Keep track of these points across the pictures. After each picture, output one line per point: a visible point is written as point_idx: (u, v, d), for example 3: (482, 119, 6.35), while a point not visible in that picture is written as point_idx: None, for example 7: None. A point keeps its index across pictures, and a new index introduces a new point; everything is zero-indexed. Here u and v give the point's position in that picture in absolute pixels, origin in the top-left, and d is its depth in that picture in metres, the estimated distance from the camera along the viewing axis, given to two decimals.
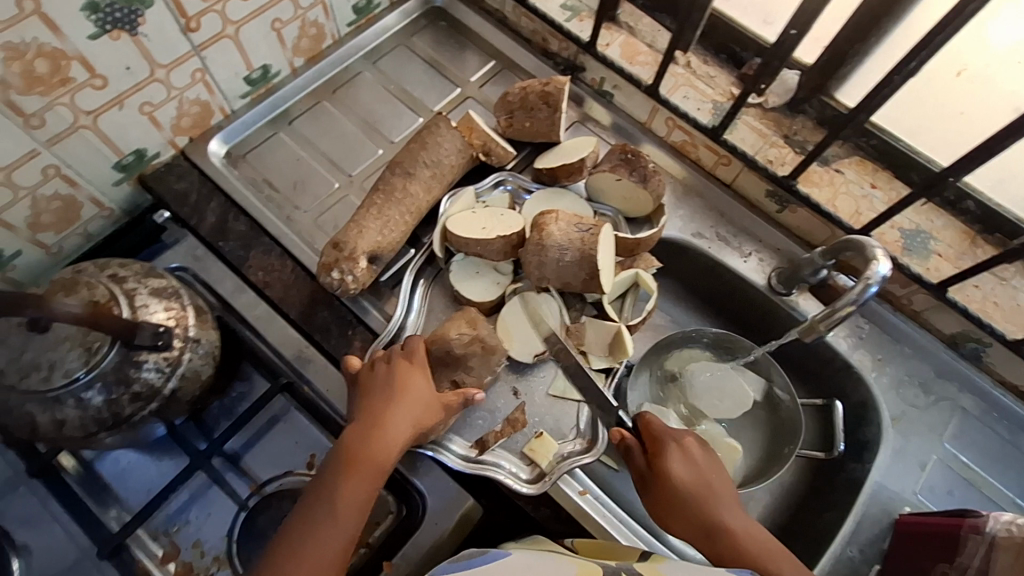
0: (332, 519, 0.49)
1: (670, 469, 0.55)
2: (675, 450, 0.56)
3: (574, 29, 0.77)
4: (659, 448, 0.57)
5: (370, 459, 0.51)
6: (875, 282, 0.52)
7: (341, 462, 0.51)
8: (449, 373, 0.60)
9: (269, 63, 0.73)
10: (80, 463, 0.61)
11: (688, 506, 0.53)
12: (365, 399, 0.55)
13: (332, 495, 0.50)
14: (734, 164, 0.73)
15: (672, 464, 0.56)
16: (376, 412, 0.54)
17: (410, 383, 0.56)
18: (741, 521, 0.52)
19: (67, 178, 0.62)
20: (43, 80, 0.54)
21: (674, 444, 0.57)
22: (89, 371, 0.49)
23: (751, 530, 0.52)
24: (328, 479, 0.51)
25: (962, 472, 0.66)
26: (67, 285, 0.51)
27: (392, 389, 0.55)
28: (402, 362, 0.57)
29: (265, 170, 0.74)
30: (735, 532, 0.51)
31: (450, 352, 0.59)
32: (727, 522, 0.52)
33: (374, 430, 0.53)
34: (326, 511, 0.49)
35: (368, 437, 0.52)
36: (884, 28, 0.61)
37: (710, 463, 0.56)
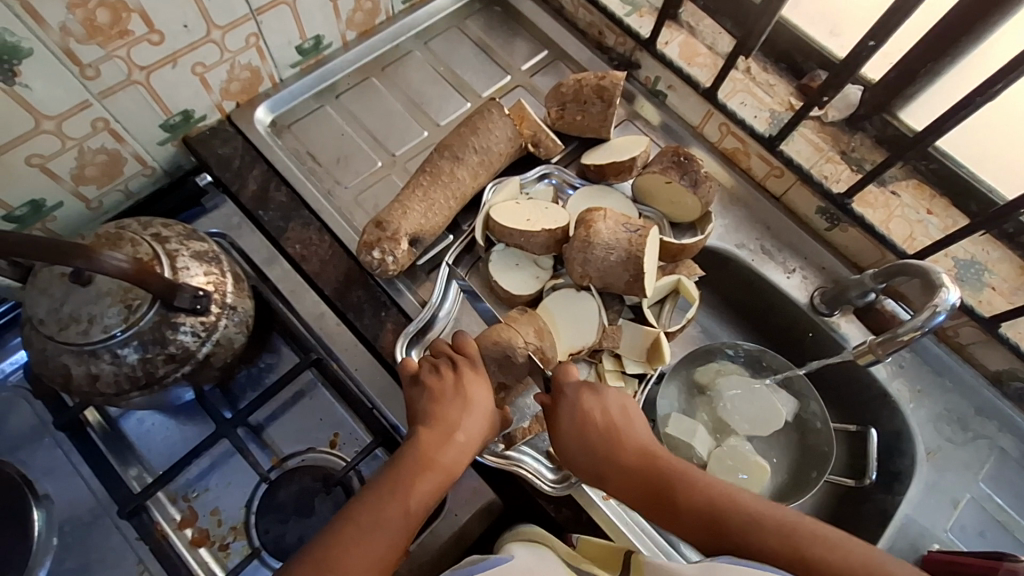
0: (402, 515, 0.48)
1: (562, 425, 0.55)
2: (566, 402, 0.55)
3: (633, 25, 0.76)
4: (555, 402, 0.56)
5: (445, 465, 0.51)
6: (944, 309, 0.51)
7: (415, 462, 0.50)
8: (500, 374, 0.59)
9: (323, 34, 0.72)
10: (104, 419, 0.60)
11: (588, 454, 0.53)
12: (439, 403, 0.54)
13: (407, 493, 0.49)
14: (786, 177, 0.71)
15: (562, 418, 0.55)
16: (452, 418, 0.53)
17: (479, 394, 0.55)
18: (636, 451, 0.52)
19: (114, 132, 0.62)
20: (103, 31, 0.53)
21: (566, 396, 0.56)
22: (127, 329, 0.49)
23: (646, 459, 0.51)
24: (402, 477, 0.49)
25: (995, 513, 0.64)
26: (111, 239, 0.51)
27: (465, 396, 0.54)
28: (473, 369, 0.56)
29: (309, 142, 0.74)
30: (632, 464, 0.51)
31: (509, 357, 0.58)
32: (623, 460, 0.52)
33: (448, 436, 0.52)
34: (400, 508, 0.48)
35: (445, 443, 0.52)
36: (962, 49, 0.58)
37: (605, 402, 0.55)
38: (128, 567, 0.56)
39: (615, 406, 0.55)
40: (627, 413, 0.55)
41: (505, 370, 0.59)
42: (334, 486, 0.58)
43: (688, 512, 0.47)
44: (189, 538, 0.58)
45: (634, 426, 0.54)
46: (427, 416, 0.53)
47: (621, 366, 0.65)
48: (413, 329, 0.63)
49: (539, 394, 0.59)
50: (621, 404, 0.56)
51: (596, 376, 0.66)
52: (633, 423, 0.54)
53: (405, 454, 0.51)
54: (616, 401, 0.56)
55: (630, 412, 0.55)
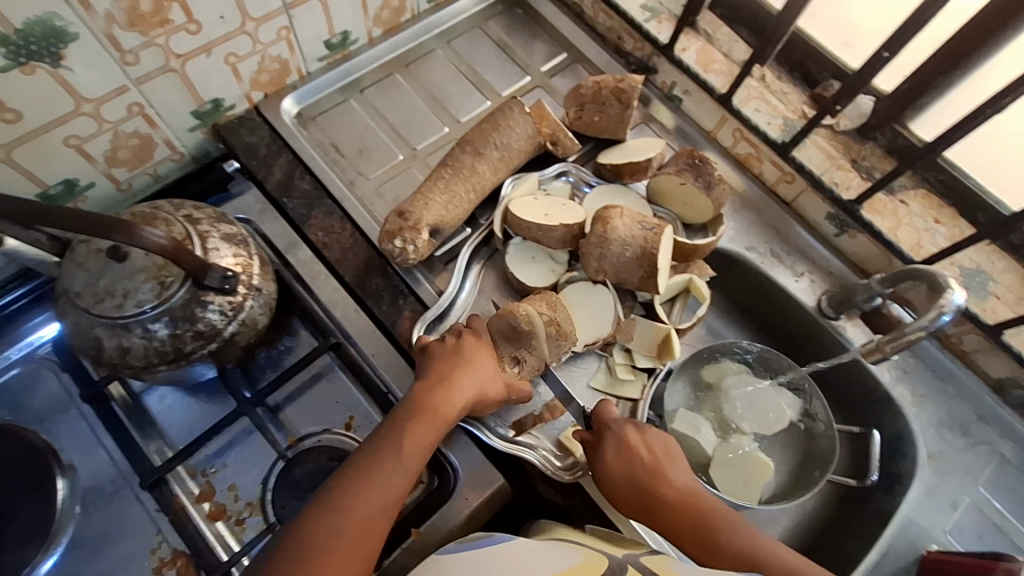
0: (398, 459, 0.50)
1: (605, 464, 0.56)
2: (610, 441, 0.57)
3: (652, 30, 0.78)
4: (597, 440, 0.58)
5: (438, 412, 0.54)
6: (949, 311, 0.52)
7: (412, 410, 0.53)
8: (511, 347, 0.61)
9: (350, 30, 0.74)
10: (127, 393, 0.62)
11: (627, 492, 0.55)
12: (433, 362, 0.57)
13: (402, 438, 0.51)
14: (797, 182, 0.73)
15: (605, 456, 0.57)
16: (444, 372, 0.56)
17: (477, 356, 0.58)
18: (677, 491, 0.54)
19: (148, 117, 0.64)
20: (145, 19, 0.55)
21: (610, 435, 0.58)
22: (158, 305, 0.51)
23: (688, 503, 0.53)
24: (397, 424, 0.52)
25: (994, 518, 0.65)
26: (147, 218, 0.53)
27: (463, 354, 0.58)
28: (474, 332, 0.60)
29: (333, 134, 0.76)
30: (672, 501, 0.54)
31: (516, 329, 0.60)
32: (666, 495, 0.54)
33: (444, 388, 0.55)
34: (392, 451, 0.50)
35: (437, 393, 0.55)
36: (973, 63, 0.60)
37: (650, 441, 0.57)
38: (147, 538, 0.58)
39: (657, 442, 0.58)
40: (669, 448, 0.57)
41: (518, 344, 0.60)
42: None
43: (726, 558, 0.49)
44: (206, 511, 0.59)
45: (672, 464, 0.56)
46: (425, 373, 0.57)
47: (631, 360, 0.67)
48: (431, 315, 0.65)
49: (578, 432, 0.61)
50: (664, 444, 0.57)
51: (607, 370, 0.68)
52: (673, 463, 0.56)
53: (403, 406, 0.54)
54: (659, 438, 0.58)
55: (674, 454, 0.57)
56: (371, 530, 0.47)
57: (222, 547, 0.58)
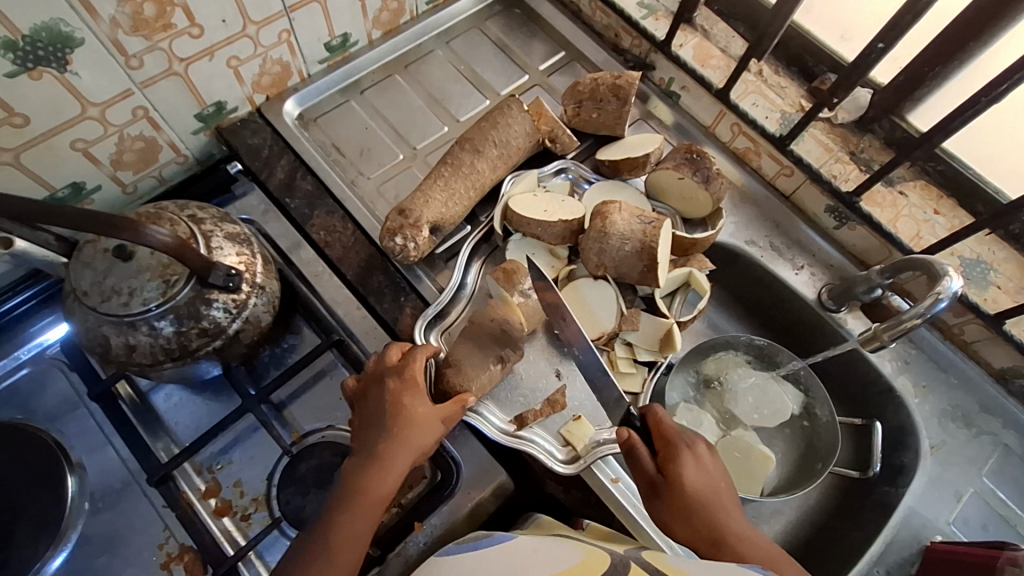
0: (332, 549, 0.49)
1: (684, 475, 0.53)
2: (689, 455, 0.54)
3: (649, 27, 0.78)
4: (671, 452, 0.54)
5: (370, 492, 0.51)
6: (946, 297, 0.53)
7: (342, 492, 0.52)
8: (497, 349, 0.61)
9: (350, 32, 0.75)
10: (135, 392, 0.63)
11: (701, 508, 0.52)
12: (365, 430, 0.55)
13: (335, 527, 0.50)
14: (796, 175, 0.73)
15: (687, 470, 0.53)
16: (374, 443, 0.53)
17: (404, 408, 0.55)
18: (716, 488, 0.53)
19: (153, 121, 0.65)
20: (148, 24, 0.56)
21: (686, 447, 0.54)
22: (163, 303, 0.52)
23: (753, 533, 0.51)
24: (331, 511, 0.51)
25: (998, 508, 0.65)
26: (152, 218, 0.54)
27: (389, 414, 0.54)
28: (401, 382, 0.56)
29: (335, 135, 0.77)
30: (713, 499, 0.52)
31: (506, 331, 0.61)
32: (705, 492, 0.52)
33: (372, 460, 0.53)
34: (328, 543, 0.49)
35: (369, 467, 0.52)
36: (969, 53, 0.60)
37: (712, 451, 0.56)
38: (155, 534, 0.58)
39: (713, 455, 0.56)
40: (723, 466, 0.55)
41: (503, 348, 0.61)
42: None
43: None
44: (212, 507, 0.60)
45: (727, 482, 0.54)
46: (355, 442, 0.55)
47: (633, 354, 0.67)
48: (432, 312, 0.65)
49: (625, 429, 0.56)
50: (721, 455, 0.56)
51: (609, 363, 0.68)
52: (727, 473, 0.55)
53: (338, 486, 0.53)
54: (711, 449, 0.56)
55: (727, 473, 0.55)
56: None
57: (229, 542, 0.58)
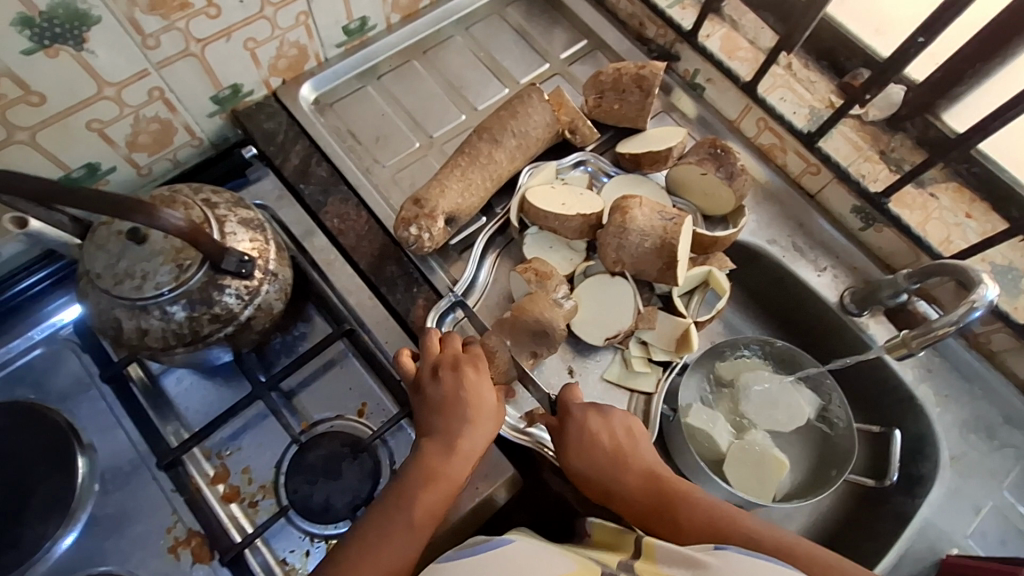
0: (410, 531, 0.50)
1: (569, 452, 0.55)
2: (572, 429, 0.56)
3: (675, 17, 0.76)
4: (559, 427, 0.57)
5: (448, 476, 0.52)
6: (981, 306, 0.51)
7: (420, 475, 0.52)
8: (533, 344, 0.61)
9: (368, 15, 0.74)
10: (146, 375, 0.63)
11: (593, 476, 0.54)
12: (438, 415, 0.55)
13: (416, 506, 0.50)
14: (823, 174, 0.71)
15: (568, 445, 0.56)
16: (454, 428, 0.54)
17: (482, 397, 0.55)
18: (610, 457, 0.54)
19: (168, 102, 0.64)
20: (165, 3, 0.55)
21: (572, 421, 0.56)
22: (176, 287, 0.51)
23: (652, 482, 0.53)
24: (406, 490, 0.51)
25: (1018, 523, 0.64)
26: (166, 201, 0.53)
27: (467, 400, 0.55)
28: (476, 371, 0.56)
29: (350, 121, 0.75)
30: (606, 470, 0.54)
31: (545, 330, 0.60)
32: (593, 465, 0.54)
33: (452, 447, 0.53)
34: (407, 519, 0.50)
35: (448, 453, 0.53)
36: (1012, 50, 0.58)
37: (612, 422, 0.56)
38: (163, 518, 0.58)
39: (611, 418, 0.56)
40: (623, 425, 0.56)
41: (536, 343, 0.61)
42: (361, 453, 0.60)
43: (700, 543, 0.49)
44: (221, 493, 0.60)
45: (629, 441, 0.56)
46: (430, 425, 0.54)
47: (648, 353, 0.66)
48: (446, 303, 0.65)
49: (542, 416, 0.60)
50: (625, 422, 0.57)
51: (623, 362, 0.67)
52: (636, 439, 0.56)
53: (409, 468, 0.53)
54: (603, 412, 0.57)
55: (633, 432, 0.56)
56: None
57: (236, 528, 0.58)
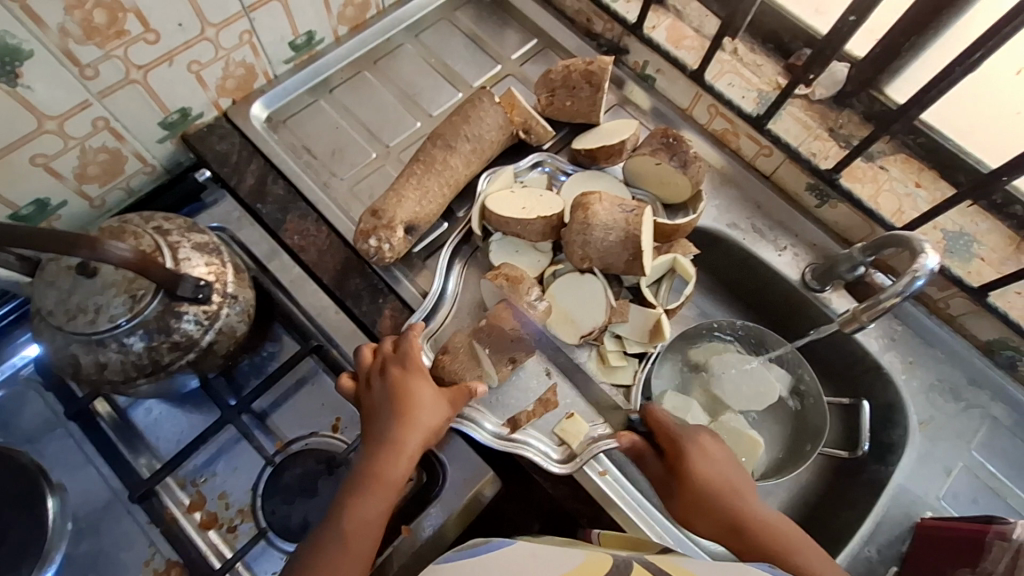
0: (347, 539, 0.49)
1: (697, 472, 0.55)
2: (695, 450, 0.57)
3: (620, 10, 0.76)
4: (676, 449, 0.57)
5: (384, 476, 0.52)
6: (922, 275, 0.52)
7: (356, 482, 0.52)
8: (511, 350, 0.61)
9: (314, 29, 0.74)
10: (113, 410, 0.62)
11: (711, 499, 0.54)
12: (370, 420, 0.55)
13: (348, 513, 0.50)
14: (775, 155, 0.72)
15: (698, 465, 0.56)
16: (383, 428, 0.54)
17: (412, 391, 0.56)
18: (707, 479, 0.55)
19: (114, 131, 0.63)
20: (100, 32, 0.55)
21: (693, 444, 0.57)
22: (132, 318, 0.51)
23: (758, 519, 0.52)
24: (343, 499, 0.51)
25: (988, 481, 0.65)
26: (115, 233, 0.53)
27: (395, 400, 0.55)
28: (404, 369, 0.57)
29: (305, 136, 0.75)
30: (700, 491, 0.54)
31: (522, 335, 0.60)
32: (693, 483, 0.55)
33: (387, 448, 0.53)
34: (340, 530, 0.50)
35: (383, 454, 0.53)
36: (944, 21, 0.59)
37: (709, 447, 0.57)
38: (141, 551, 0.58)
39: (676, 432, 0.58)
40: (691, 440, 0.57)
41: (514, 347, 0.61)
42: (337, 468, 0.60)
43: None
44: (198, 521, 0.59)
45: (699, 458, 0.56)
46: (365, 434, 0.55)
47: (623, 347, 0.67)
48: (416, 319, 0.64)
49: (626, 433, 0.60)
50: (719, 447, 0.58)
51: (599, 358, 0.67)
52: (732, 468, 0.56)
53: (350, 477, 0.53)
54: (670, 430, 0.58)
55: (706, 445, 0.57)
56: None
57: (215, 555, 0.58)
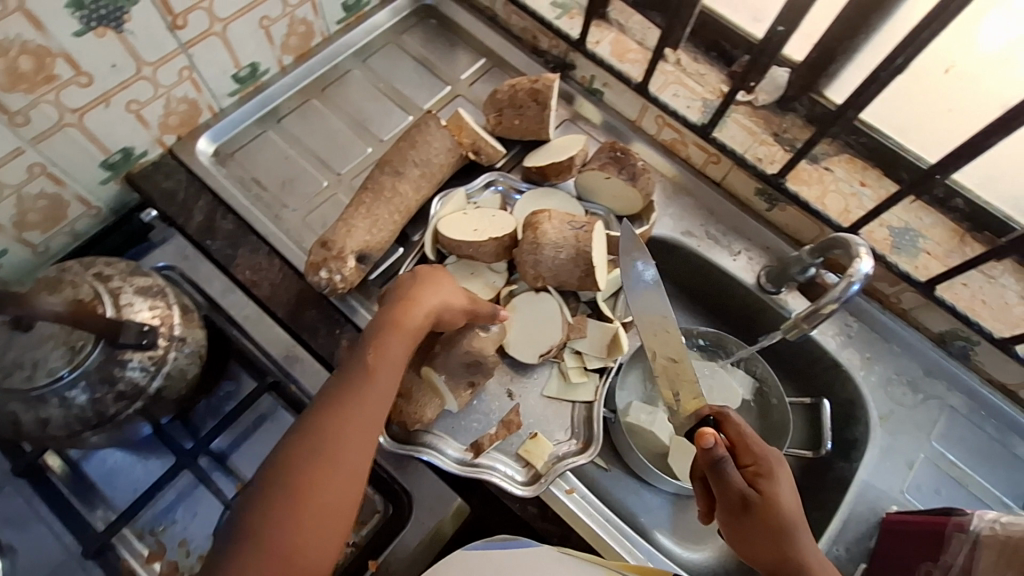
0: (366, 420, 0.47)
1: (783, 498, 0.48)
2: (782, 472, 0.50)
3: (563, 27, 0.77)
4: (763, 467, 0.50)
5: (402, 326, 0.52)
6: (858, 279, 0.53)
7: (378, 332, 0.51)
8: (468, 375, 0.60)
9: (258, 61, 0.73)
10: (66, 463, 0.61)
11: (784, 526, 0.47)
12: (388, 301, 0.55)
13: (368, 383, 0.48)
14: (723, 162, 0.73)
15: (782, 489, 0.49)
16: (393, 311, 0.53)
17: (433, 278, 0.56)
18: (786, 506, 0.48)
19: (52, 176, 0.62)
20: (27, 78, 0.54)
21: (778, 463, 0.50)
22: (73, 371, 0.49)
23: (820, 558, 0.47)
24: (361, 352, 0.50)
25: (949, 470, 0.66)
26: (51, 284, 0.51)
27: (413, 284, 0.55)
28: (417, 284, 0.55)
29: (254, 168, 0.74)
30: (778, 518, 0.47)
31: (476, 360, 0.59)
32: (774, 508, 0.47)
33: (400, 323, 0.52)
34: (358, 386, 0.48)
35: (399, 308, 0.53)
36: (873, 26, 0.61)
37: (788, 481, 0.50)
38: None
39: (762, 452, 0.51)
40: (774, 466, 0.50)
41: (470, 372, 0.60)
42: None
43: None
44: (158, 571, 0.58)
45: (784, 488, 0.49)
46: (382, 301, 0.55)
47: (583, 362, 0.66)
48: None
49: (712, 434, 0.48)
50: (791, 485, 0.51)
51: (560, 375, 0.66)
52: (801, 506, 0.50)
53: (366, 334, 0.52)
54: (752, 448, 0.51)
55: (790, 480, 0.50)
56: (339, 494, 0.44)
57: None
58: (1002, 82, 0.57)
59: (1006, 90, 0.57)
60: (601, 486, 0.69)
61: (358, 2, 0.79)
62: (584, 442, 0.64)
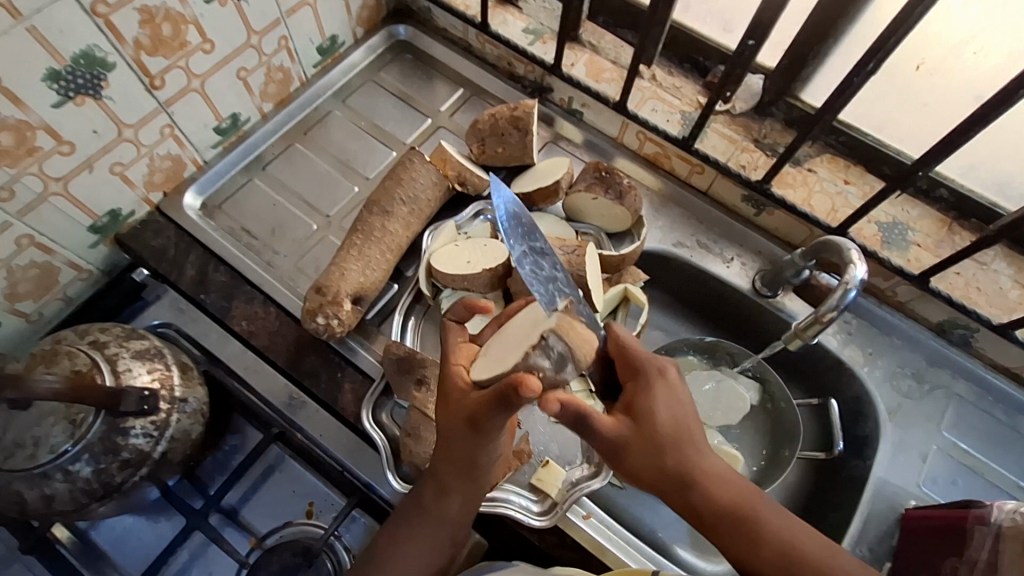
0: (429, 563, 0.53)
1: (657, 423, 0.49)
2: (659, 387, 0.50)
3: (538, 52, 0.78)
4: (637, 386, 0.51)
5: (458, 473, 0.51)
6: (854, 286, 0.54)
7: (444, 480, 0.52)
8: (410, 374, 0.59)
9: (238, 111, 0.73)
10: (74, 533, 0.60)
11: (663, 451, 0.48)
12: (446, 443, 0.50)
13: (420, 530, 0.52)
14: (707, 172, 0.74)
15: (656, 409, 0.49)
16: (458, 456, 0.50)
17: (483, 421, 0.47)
18: (664, 428, 0.49)
19: (42, 246, 0.61)
20: (10, 153, 0.53)
21: (655, 377, 0.51)
22: (76, 443, 0.49)
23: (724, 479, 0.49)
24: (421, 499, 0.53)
25: (963, 460, 0.66)
26: (47, 357, 0.51)
27: (456, 431, 0.48)
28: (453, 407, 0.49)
29: (242, 218, 0.74)
30: (660, 445, 0.48)
31: (405, 358, 0.60)
32: (658, 437, 0.48)
33: (460, 469, 0.51)
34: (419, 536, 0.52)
35: (450, 459, 0.50)
36: (840, 30, 0.61)
37: (674, 399, 0.50)
38: None
39: (638, 370, 0.51)
40: (646, 391, 0.50)
41: (409, 375, 0.60)
42: (317, 556, 0.58)
43: (766, 549, 0.47)
44: None
45: (654, 398, 0.50)
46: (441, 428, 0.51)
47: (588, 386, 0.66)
48: (377, 390, 0.63)
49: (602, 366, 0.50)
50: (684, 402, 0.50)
51: None
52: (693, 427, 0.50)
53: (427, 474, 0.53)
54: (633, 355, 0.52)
55: (669, 384, 0.51)
56: None
57: None
58: (970, 74, 0.58)
59: (976, 81, 0.58)
60: (615, 504, 0.68)
61: (334, 44, 0.80)
62: (597, 465, 0.63)
